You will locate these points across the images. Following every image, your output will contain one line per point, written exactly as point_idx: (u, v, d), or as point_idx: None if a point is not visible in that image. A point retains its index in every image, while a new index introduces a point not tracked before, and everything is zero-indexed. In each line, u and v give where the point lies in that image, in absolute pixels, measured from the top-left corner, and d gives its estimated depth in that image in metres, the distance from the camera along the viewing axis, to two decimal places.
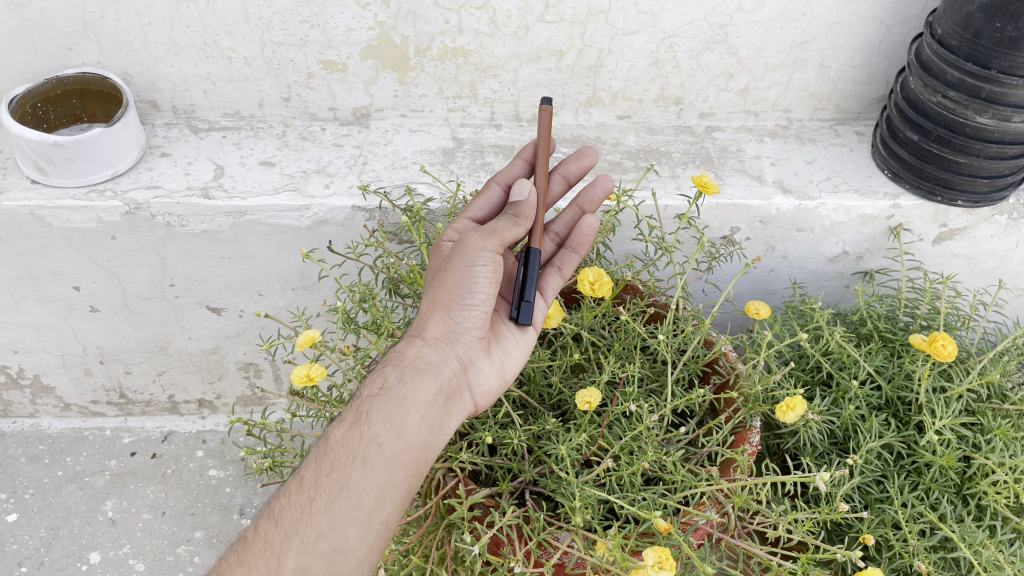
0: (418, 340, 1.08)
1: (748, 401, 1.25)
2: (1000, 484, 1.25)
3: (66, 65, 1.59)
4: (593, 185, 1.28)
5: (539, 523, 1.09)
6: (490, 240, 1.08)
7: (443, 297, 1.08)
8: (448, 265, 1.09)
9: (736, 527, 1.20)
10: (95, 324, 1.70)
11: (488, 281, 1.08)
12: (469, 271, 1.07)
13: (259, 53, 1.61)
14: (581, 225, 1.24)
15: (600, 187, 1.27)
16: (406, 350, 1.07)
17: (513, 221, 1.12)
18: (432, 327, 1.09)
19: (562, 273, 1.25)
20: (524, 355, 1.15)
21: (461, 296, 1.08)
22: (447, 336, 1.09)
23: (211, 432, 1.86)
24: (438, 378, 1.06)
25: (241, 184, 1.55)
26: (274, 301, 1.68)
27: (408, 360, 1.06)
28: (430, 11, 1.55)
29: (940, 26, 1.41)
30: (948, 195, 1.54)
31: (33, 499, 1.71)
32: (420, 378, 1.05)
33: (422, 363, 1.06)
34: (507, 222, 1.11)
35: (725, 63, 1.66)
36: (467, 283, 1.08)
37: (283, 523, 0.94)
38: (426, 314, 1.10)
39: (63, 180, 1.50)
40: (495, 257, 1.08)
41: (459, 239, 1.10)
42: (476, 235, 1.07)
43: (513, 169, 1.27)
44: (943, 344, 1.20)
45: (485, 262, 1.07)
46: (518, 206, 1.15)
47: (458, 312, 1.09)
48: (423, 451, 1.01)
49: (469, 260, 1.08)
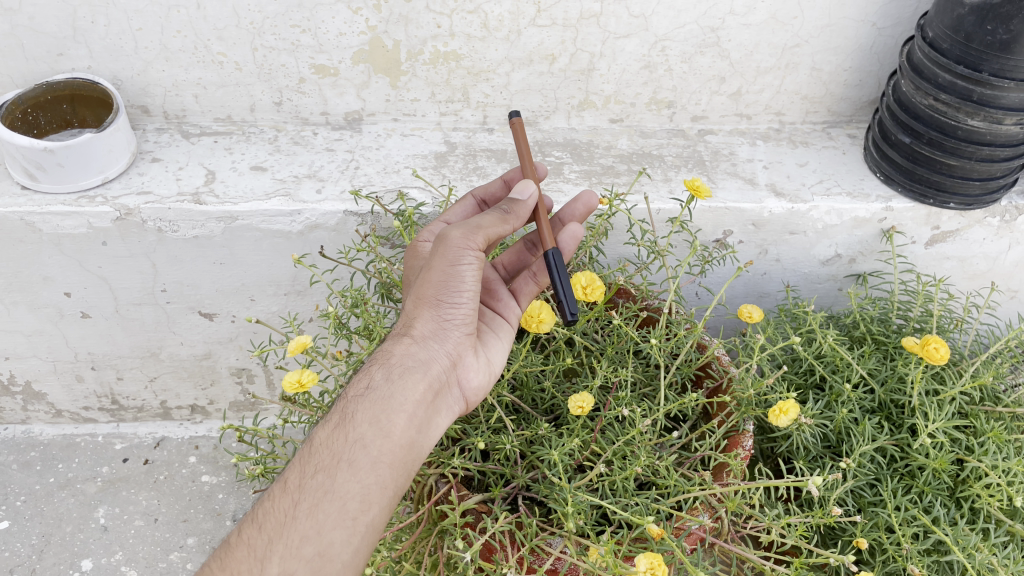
0: (406, 338, 1.06)
1: (741, 404, 1.24)
2: (994, 487, 1.24)
3: (56, 70, 1.59)
4: (574, 202, 1.25)
5: (532, 529, 1.08)
6: (475, 238, 1.04)
7: (429, 293, 1.06)
8: (433, 260, 1.06)
9: (730, 531, 1.19)
10: (86, 330, 1.69)
11: (475, 279, 1.06)
12: (455, 269, 1.04)
13: (250, 57, 1.60)
14: (564, 235, 1.20)
15: (581, 202, 1.25)
16: (393, 349, 1.06)
17: (502, 219, 1.08)
18: (420, 325, 1.07)
19: (538, 279, 1.22)
20: (507, 348, 1.18)
21: (450, 294, 1.06)
22: (435, 333, 1.07)
23: (204, 438, 1.85)
24: (427, 376, 1.05)
25: (232, 189, 1.55)
26: (266, 306, 1.67)
27: (395, 359, 1.05)
28: (422, 15, 1.55)
29: (932, 29, 1.41)
30: (941, 197, 1.54)
31: (25, 507, 1.70)
32: (407, 377, 1.04)
33: (409, 361, 1.05)
34: (495, 219, 1.07)
35: (717, 66, 1.66)
36: (454, 282, 1.05)
37: (267, 528, 0.93)
38: (413, 312, 1.08)
39: (53, 186, 1.49)
40: (483, 253, 1.06)
41: (442, 234, 1.06)
42: (459, 230, 1.04)
43: (491, 185, 1.28)
44: (935, 346, 1.19)
45: (470, 261, 1.04)
46: (513, 204, 1.11)
47: (446, 309, 1.07)
48: (411, 450, 1.01)
49: (455, 258, 1.04)
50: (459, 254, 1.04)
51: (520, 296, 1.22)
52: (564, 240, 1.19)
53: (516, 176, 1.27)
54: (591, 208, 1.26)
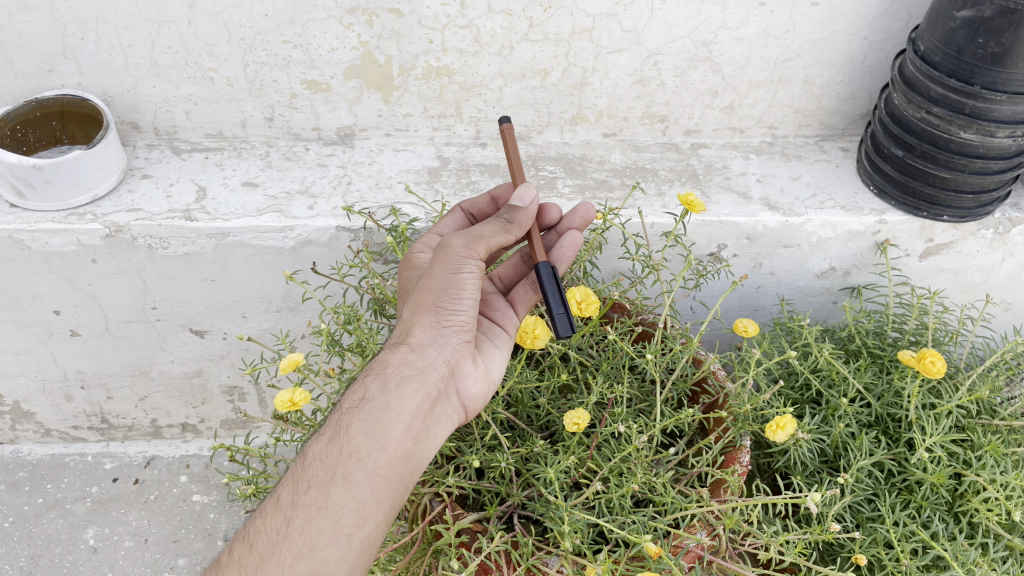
0: (403, 346, 1.04)
1: (737, 420, 1.23)
2: (992, 502, 1.23)
3: (45, 87, 1.58)
4: (569, 215, 1.26)
5: (528, 549, 1.07)
6: (477, 248, 1.04)
7: (428, 301, 1.05)
8: (432, 268, 1.05)
9: (727, 548, 1.17)
10: (74, 348, 1.67)
11: (475, 285, 1.05)
12: (456, 278, 1.04)
13: (241, 73, 1.59)
14: (563, 240, 1.23)
15: (578, 213, 1.25)
16: (390, 358, 1.04)
17: (505, 227, 1.09)
18: (418, 332, 1.05)
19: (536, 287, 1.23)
20: (506, 356, 1.16)
21: (450, 300, 1.05)
22: (433, 341, 1.06)
23: (195, 456, 1.83)
24: (423, 385, 1.03)
25: (223, 206, 1.54)
26: (258, 323, 1.66)
27: (391, 368, 1.03)
28: (414, 31, 1.55)
29: (923, 43, 1.41)
30: (934, 210, 1.54)
31: (13, 528, 1.68)
32: (404, 386, 1.02)
33: (406, 370, 1.03)
34: (496, 229, 1.08)
35: (709, 80, 1.66)
36: (454, 289, 1.04)
37: (258, 547, 0.91)
38: (411, 319, 1.06)
39: (42, 203, 1.48)
40: (484, 260, 1.06)
41: (442, 242, 1.05)
42: (460, 238, 1.04)
43: (481, 200, 1.28)
44: (931, 360, 1.18)
45: (471, 271, 1.04)
46: (514, 212, 1.11)
47: (446, 316, 1.05)
48: (408, 461, 0.99)
49: (455, 266, 1.04)
50: (460, 261, 1.04)
51: (517, 305, 1.22)
52: (568, 241, 1.22)
53: (504, 193, 1.27)
54: (586, 222, 1.26)
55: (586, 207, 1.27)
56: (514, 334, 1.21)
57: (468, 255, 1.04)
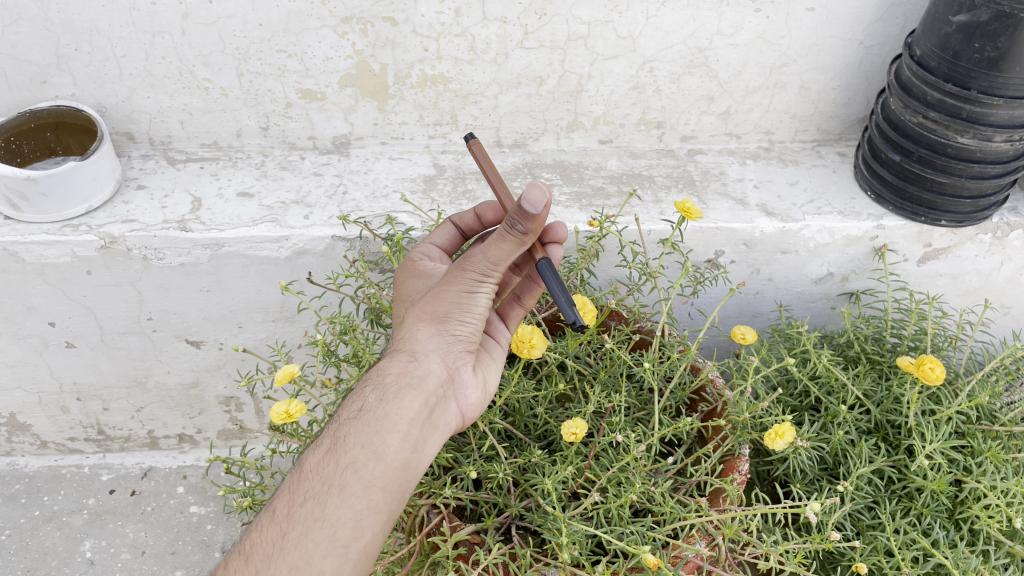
0: (405, 355, 1.03)
1: (736, 428, 1.22)
2: (994, 509, 1.23)
3: (39, 98, 1.57)
4: (545, 231, 1.19)
5: (525, 560, 1.06)
6: (491, 264, 1.00)
7: (434, 312, 1.03)
8: (443, 280, 1.03)
9: (726, 559, 1.16)
10: (71, 360, 1.66)
11: (486, 302, 1.04)
12: (467, 292, 1.02)
13: (236, 83, 1.59)
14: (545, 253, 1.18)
15: (551, 232, 1.19)
16: (390, 367, 1.02)
17: (519, 245, 0.98)
18: (421, 341, 1.03)
19: (523, 302, 1.20)
20: (500, 365, 1.16)
21: (458, 311, 1.03)
22: (436, 350, 1.04)
23: (192, 467, 1.82)
24: (423, 394, 1.01)
25: (218, 217, 1.53)
26: (254, 333, 1.65)
27: (391, 378, 1.01)
28: (408, 39, 1.54)
29: (918, 47, 1.41)
30: (932, 215, 1.53)
31: (9, 541, 1.67)
32: (403, 396, 1.00)
33: (406, 381, 1.01)
34: (511, 248, 0.99)
35: (705, 86, 1.65)
36: (462, 303, 1.03)
37: (254, 559, 0.90)
38: (413, 328, 1.04)
39: (37, 215, 1.47)
40: (498, 277, 1.03)
41: (459, 255, 1.03)
42: (477, 259, 1.00)
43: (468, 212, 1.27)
44: (931, 366, 1.18)
45: (483, 287, 1.02)
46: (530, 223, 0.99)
47: (451, 326, 1.04)
48: (406, 471, 0.98)
49: (467, 281, 1.02)
50: (472, 278, 1.01)
51: (508, 319, 1.21)
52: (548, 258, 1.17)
53: (489, 209, 1.27)
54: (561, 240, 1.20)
55: (561, 225, 1.20)
56: (507, 347, 1.20)
57: (482, 273, 1.01)
